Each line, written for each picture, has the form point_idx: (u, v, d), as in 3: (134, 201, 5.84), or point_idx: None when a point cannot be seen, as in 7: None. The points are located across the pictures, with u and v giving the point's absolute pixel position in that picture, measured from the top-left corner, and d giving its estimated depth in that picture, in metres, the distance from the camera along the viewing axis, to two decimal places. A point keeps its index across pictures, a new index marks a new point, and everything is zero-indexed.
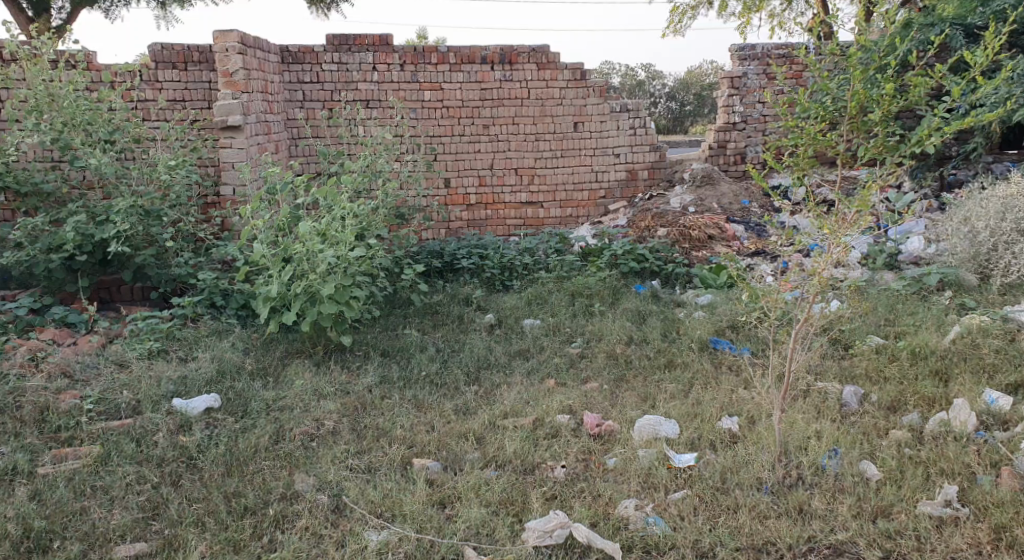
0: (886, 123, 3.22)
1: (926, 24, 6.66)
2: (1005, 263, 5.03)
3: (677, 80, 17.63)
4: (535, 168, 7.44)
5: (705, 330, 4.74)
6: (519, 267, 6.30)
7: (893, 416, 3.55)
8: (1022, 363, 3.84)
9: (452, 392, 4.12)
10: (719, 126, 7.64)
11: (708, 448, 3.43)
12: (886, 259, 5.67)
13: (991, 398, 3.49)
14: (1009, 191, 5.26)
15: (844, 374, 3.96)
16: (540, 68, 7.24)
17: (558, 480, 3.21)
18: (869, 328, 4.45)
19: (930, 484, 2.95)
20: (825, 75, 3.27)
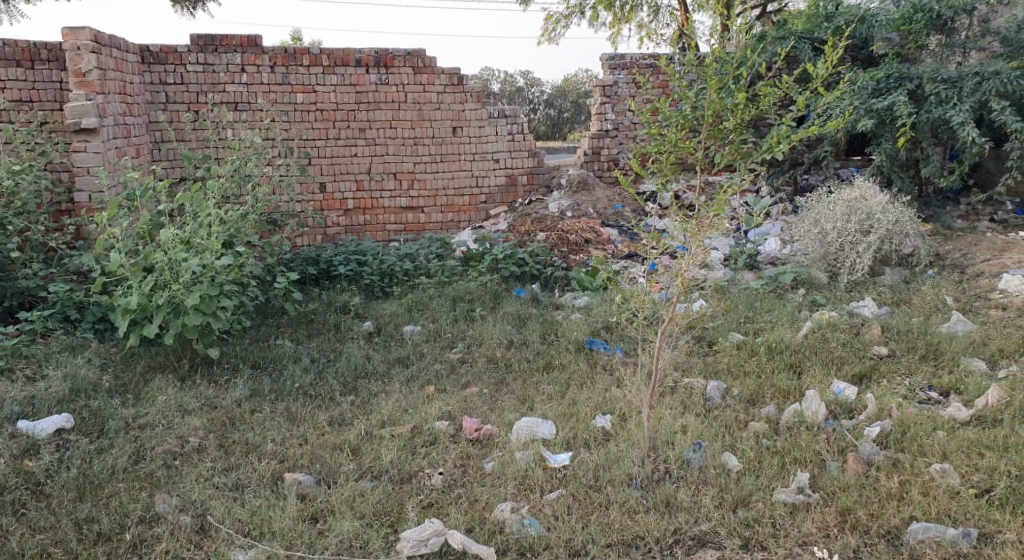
0: (739, 131, 3.40)
1: (777, 38, 7.10)
2: (851, 262, 5.43)
3: (555, 87, 17.82)
4: (414, 172, 7.39)
5: (581, 331, 4.85)
6: (399, 273, 6.25)
7: (753, 408, 3.75)
8: (865, 355, 4.15)
9: (327, 403, 4.03)
10: (593, 133, 7.84)
11: (582, 447, 3.50)
12: (747, 260, 5.99)
13: (838, 389, 3.75)
14: (853, 195, 5.67)
15: (709, 370, 4.15)
16: (416, 72, 7.21)
17: (434, 486, 3.20)
18: (731, 325, 4.69)
19: (785, 473, 3.13)
20: (683, 85, 3.42)
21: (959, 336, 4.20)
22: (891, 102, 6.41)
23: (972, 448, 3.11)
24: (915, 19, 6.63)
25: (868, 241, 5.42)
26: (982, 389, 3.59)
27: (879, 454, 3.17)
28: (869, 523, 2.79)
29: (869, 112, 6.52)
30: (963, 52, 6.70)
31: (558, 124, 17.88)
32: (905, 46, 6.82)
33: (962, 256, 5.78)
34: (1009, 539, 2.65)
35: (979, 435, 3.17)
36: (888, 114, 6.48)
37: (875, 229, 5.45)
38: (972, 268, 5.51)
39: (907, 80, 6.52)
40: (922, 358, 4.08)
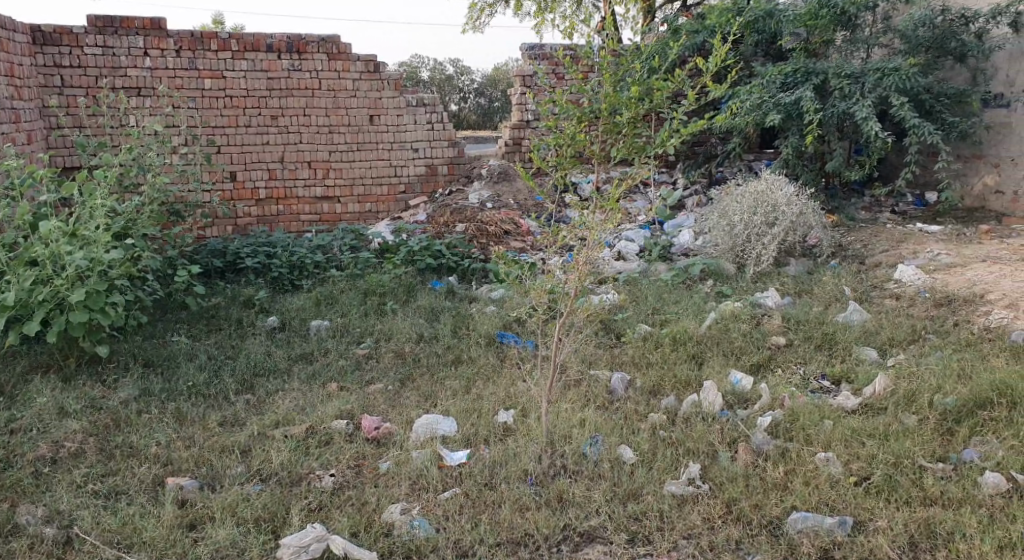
0: (634, 126, 3.42)
1: (692, 31, 7.21)
2: (757, 254, 5.52)
3: (485, 77, 17.71)
4: (330, 162, 7.20)
5: (492, 325, 4.79)
6: (310, 265, 6.05)
7: (654, 400, 3.76)
8: (764, 345, 4.22)
9: (221, 403, 3.87)
10: (514, 123, 7.79)
11: (481, 443, 3.45)
12: (661, 252, 6.01)
13: (736, 379, 3.80)
14: (759, 187, 5.77)
15: (613, 362, 4.15)
16: (330, 59, 7.01)
17: (324, 489, 3.11)
18: (639, 317, 4.71)
19: (677, 464, 3.15)
20: (581, 79, 3.43)
21: (854, 326, 4.31)
22: (798, 97, 6.54)
23: (854, 437, 3.19)
24: (821, 15, 6.70)
25: (773, 233, 5.53)
26: (870, 378, 3.68)
27: (769, 444, 3.22)
28: (752, 514, 2.83)
29: (777, 105, 6.64)
30: (866, 48, 6.86)
31: (489, 114, 17.68)
32: (811, 41, 6.98)
33: (862, 247, 5.94)
34: (881, 526, 2.72)
35: (861, 424, 3.25)
36: (794, 108, 6.61)
37: (780, 222, 5.56)
38: (870, 259, 5.67)
39: (813, 75, 6.67)
40: (817, 348, 4.16)
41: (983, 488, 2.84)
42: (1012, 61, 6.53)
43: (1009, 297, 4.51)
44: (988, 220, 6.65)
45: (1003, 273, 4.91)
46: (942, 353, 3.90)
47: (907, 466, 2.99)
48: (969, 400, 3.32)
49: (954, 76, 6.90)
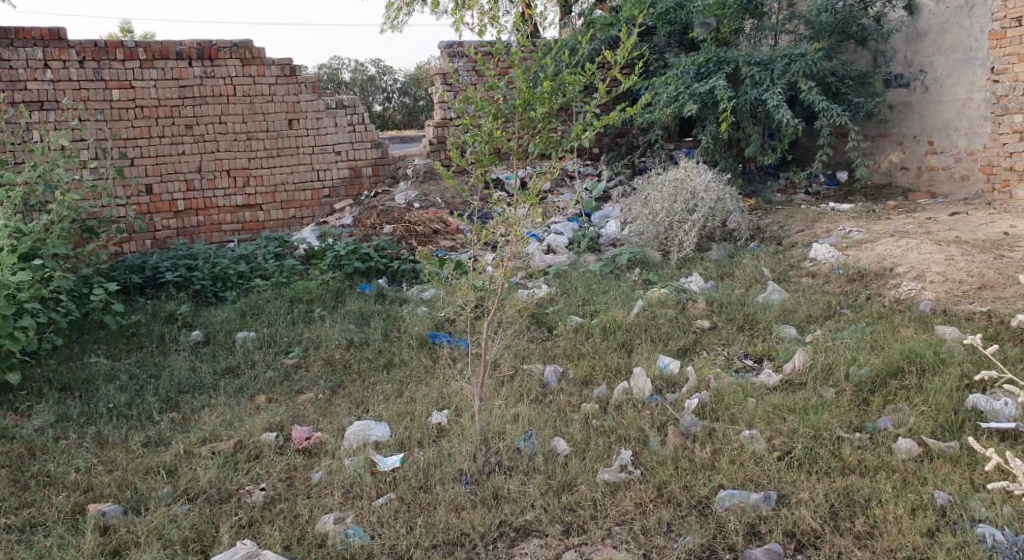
0: (548, 119, 3.44)
1: (606, 24, 7.35)
2: (679, 241, 5.62)
3: (408, 75, 17.55)
4: (250, 169, 7.03)
5: (423, 325, 4.75)
6: (233, 275, 5.91)
7: (586, 390, 3.79)
8: (690, 328, 4.30)
9: (144, 423, 3.76)
10: (437, 121, 7.76)
11: (415, 446, 3.43)
12: (589, 243, 6.07)
13: (664, 363, 3.86)
14: (679, 176, 5.89)
15: (546, 355, 4.17)
16: (244, 64, 6.85)
17: (254, 504, 3.06)
18: (570, 308, 4.74)
19: (609, 452, 3.20)
20: (494, 75, 3.43)
21: (774, 306, 4.43)
22: (712, 86, 6.69)
23: (776, 414, 3.29)
24: (729, 4, 6.87)
25: (693, 219, 5.64)
26: (789, 354, 3.80)
27: (697, 425, 3.29)
28: (682, 495, 2.89)
29: (692, 96, 6.76)
30: (773, 35, 7.16)
31: (415, 113, 17.49)
32: (721, 30, 7.15)
33: (779, 228, 6.12)
34: (803, 497, 2.81)
35: (782, 400, 3.36)
36: (709, 97, 6.76)
37: (699, 208, 5.68)
38: (787, 239, 5.84)
39: (725, 64, 6.84)
40: (740, 329, 4.27)
41: (897, 454, 2.97)
42: (909, 42, 6.77)
43: (916, 268, 4.71)
44: (896, 196, 6.93)
45: (909, 246, 5.13)
46: (856, 327, 4.05)
47: (826, 438, 3.10)
48: (882, 370, 3.48)
49: (857, 59, 7.15)
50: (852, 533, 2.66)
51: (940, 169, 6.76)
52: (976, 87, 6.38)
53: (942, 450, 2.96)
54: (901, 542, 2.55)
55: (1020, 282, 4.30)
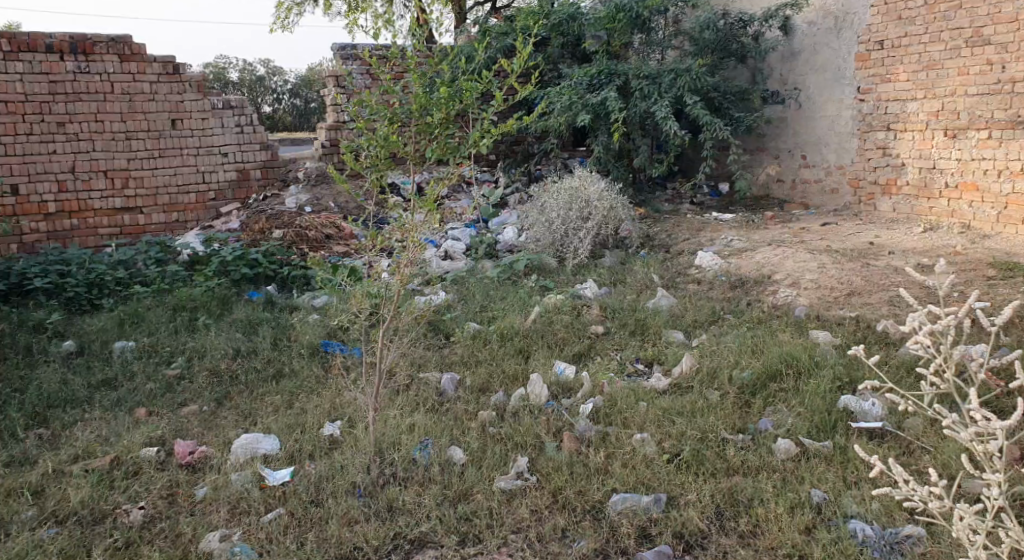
0: (446, 125, 3.42)
1: (501, 33, 7.40)
2: (575, 248, 5.71)
3: (299, 77, 17.15)
4: (129, 170, 6.68)
5: (315, 333, 4.62)
6: (110, 282, 5.60)
7: (482, 397, 3.79)
8: (584, 334, 4.37)
9: (8, 441, 3.50)
10: (330, 124, 7.59)
11: (306, 458, 3.34)
12: (486, 249, 6.08)
13: (560, 369, 3.91)
14: (574, 184, 6.00)
15: (442, 363, 4.15)
16: (122, 60, 6.52)
17: (132, 524, 2.91)
18: (467, 315, 4.73)
19: (505, 460, 3.21)
20: (390, 79, 3.39)
21: (664, 311, 4.57)
22: (604, 98, 6.85)
23: (665, 417, 3.39)
24: (619, 19, 7.10)
25: (587, 227, 5.76)
26: (678, 358, 3.93)
27: (591, 430, 3.35)
28: (576, 501, 2.93)
29: (585, 106, 6.90)
30: (661, 50, 7.37)
31: (306, 115, 17.09)
32: (611, 44, 7.34)
33: (667, 237, 6.32)
34: (691, 499, 2.90)
35: (671, 404, 3.46)
36: (601, 108, 6.91)
37: (593, 216, 5.81)
38: (675, 247, 6.04)
39: (616, 76, 7.02)
40: (632, 334, 4.37)
41: (777, 454, 3.11)
42: (785, 61, 7.11)
43: (792, 276, 4.97)
44: (774, 206, 7.29)
45: (787, 254, 5.40)
46: (739, 332, 4.23)
47: (713, 440, 3.22)
48: (762, 373, 3.64)
49: (737, 75, 7.53)
50: (736, 533, 2.76)
51: (812, 182, 7.12)
52: (843, 104, 6.71)
53: (817, 449, 3.12)
54: (781, 540, 2.67)
55: (884, 289, 4.60)
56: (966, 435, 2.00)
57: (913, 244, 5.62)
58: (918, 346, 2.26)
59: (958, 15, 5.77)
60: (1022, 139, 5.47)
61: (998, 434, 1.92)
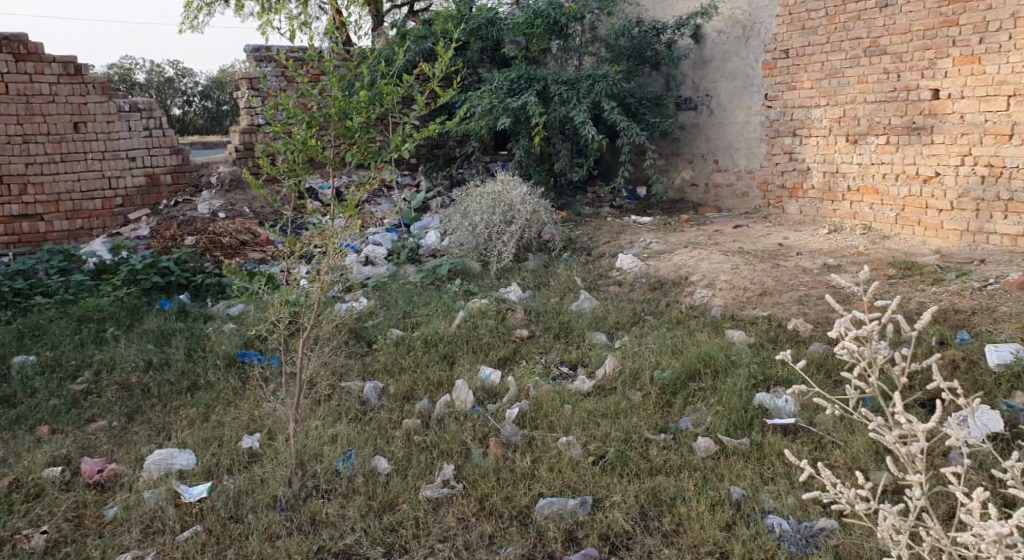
0: (366, 130, 3.38)
1: (420, 37, 7.35)
2: (498, 251, 5.72)
3: (210, 78, 16.67)
4: (27, 175, 6.35)
5: (232, 343, 4.47)
6: (7, 293, 5.30)
7: (407, 405, 3.75)
8: (509, 338, 4.38)
9: None
10: (244, 127, 7.38)
11: (225, 473, 3.24)
12: (408, 254, 6.01)
13: (485, 374, 3.91)
14: (496, 189, 6.01)
15: (365, 371, 4.09)
16: (17, 59, 6.19)
17: (35, 550, 2.76)
18: (390, 322, 4.67)
19: (431, 467, 3.19)
20: (307, 83, 3.32)
21: (586, 314, 4.63)
22: (524, 102, 6.89)
23: (590, 419, 3.43)
24: (536, 25, 7.16)
25: (510, 231, 5.78)
26: (601, 360, 3.98)
27: (517, 435, 3.36)
28: (503, 507, 2.93)
29: (505, 110, 6.92)
30: (578, 56, 7.50)
31: (218, 118, 16.62)
32: (530, 49, 7.39)
33: (588, 240, 6.40)
34: (616, 500, 2.94)
35: (596, 406, 3.50)
36: (522, 112, 6.95)
37: (516, 219, 5.84)
38: (596, 250, 6.12)
39: (535, 81, 7.08)
40: (556, 337, 4.40)
41: (698, 452, 3.19)
42: (697, 68, 7.34)
43: (708, 277, 5.10)
44: (689, 209, 7.48)
45: (702, 256, 5.54)
46: (658, 333, 4.31)
47: (636, 440, 3.28)
48: (683, 372, 3.73)
49: (652, 82, 7.71)
50: (660, 532, 2.81)
51: (724, 185, 7.33)
52: (752, 111, 6.93)
53: (736, 446, 3.21)
54: (703, 537, 2.74)
55: (794, 288, 4.78)
56: (890, 439, 2.04)
57: (819, 246, 5.85)
58: (843, 350, 2.29)
59: (857, 26, 6.01)
60: (916, 144, 5.73)
61: (922, 438, 1.96)
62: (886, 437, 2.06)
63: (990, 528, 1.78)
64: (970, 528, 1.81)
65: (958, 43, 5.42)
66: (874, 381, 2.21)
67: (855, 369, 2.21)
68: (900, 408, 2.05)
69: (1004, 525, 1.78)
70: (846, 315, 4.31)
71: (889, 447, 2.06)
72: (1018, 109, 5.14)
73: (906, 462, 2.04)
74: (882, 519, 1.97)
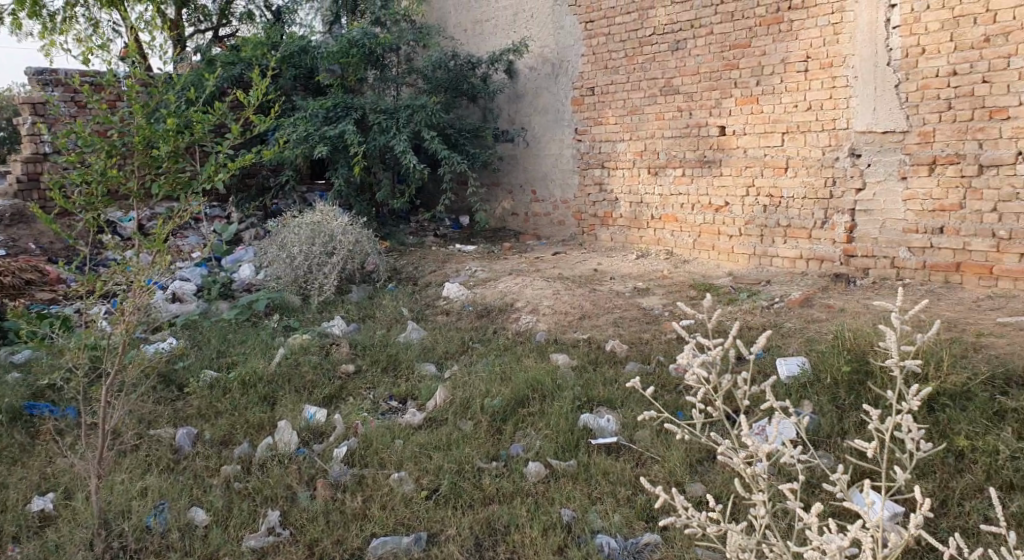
0: (175, 159, 3.19)
1: (228, 63, 7.04)
2: (319, 284, 5.55)
3: None
4: None
5: (17, 394, 4.00)
6: None
7: (225, 450, 3.53)
8: (334, 374, 4.24)
9: None
10: (27, 156, 6.70)
11: (12, 542, 2.90)
12: (221, 289, 5.69)
13: (310, 413, 3.76)
14: (315, 219, 5.84)
15: (176, 417, 3.81)
16: None
17: None
18: (203, 362, 4.38)
19: (255, 515, 3.02)
20: (105, 109, 3.09)
21: (413, 345, 4.60)
22: (341, 131, 6.78)
23: (421, 453, 3.39)
24: (353, 54, 7.04)
25: (331, 262, 5.63)
26: (431, 392, 3.96)
27: (346, 473, 3.27)
28: (333, 550, 2.83)
29: (322, 138, 6.79)
30: (395, 86, 7.51)
31: None
32: (346, 78, 7.30)
33: (413, 270, 6.38)
34: (450, 534, 2.92)
35: (427, 438, 3.48)
36: (339, 141, 6.84)
37: (337, 251, 5.70)
38: (421, 280, 6.12)
39: (352, 110, 6.99)
40: (383, 370, 4.32)
41: (529, 478, 3.25)
42: (511, 101, 7.59)
43: (531, 303, 5.24)
44: (509, 238, 7.68)
45: (525, 282, 5.69)
46: (486, 360, 4.35)
47: (468, 470, 3.28)
48: (511, 399, 3.79)
49: (468, 114, 7.85)
50: None
51: (543, 215, 7.58)
52: (565, 143, 7.24)
53: (564, 469, 3.30)
54: None
55: (610, 311, 5.02)
56: (738, 461, 2.16)
57: (629, 270, 6.21)
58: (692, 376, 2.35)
59: (653, 67, 6.46)
60: (708, 176, 6.24)
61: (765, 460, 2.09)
62: (734, 459, 2.18)
63: (829, 543, 1.94)
64: (812, 543, 1.95)
65: (738, 84, 5.96)
66: (722, 405, 2.33)
67: (703, 394, 2.32)
68: (747, 430, 2.19)
69: (842, 538, 1.96)
70: (659, 335, 4.57)
71: (737, 468, 2.19)
72: (791, 145, 5.72)
73: (751, 482, 2.18)
74: (729, 539, 2.09)
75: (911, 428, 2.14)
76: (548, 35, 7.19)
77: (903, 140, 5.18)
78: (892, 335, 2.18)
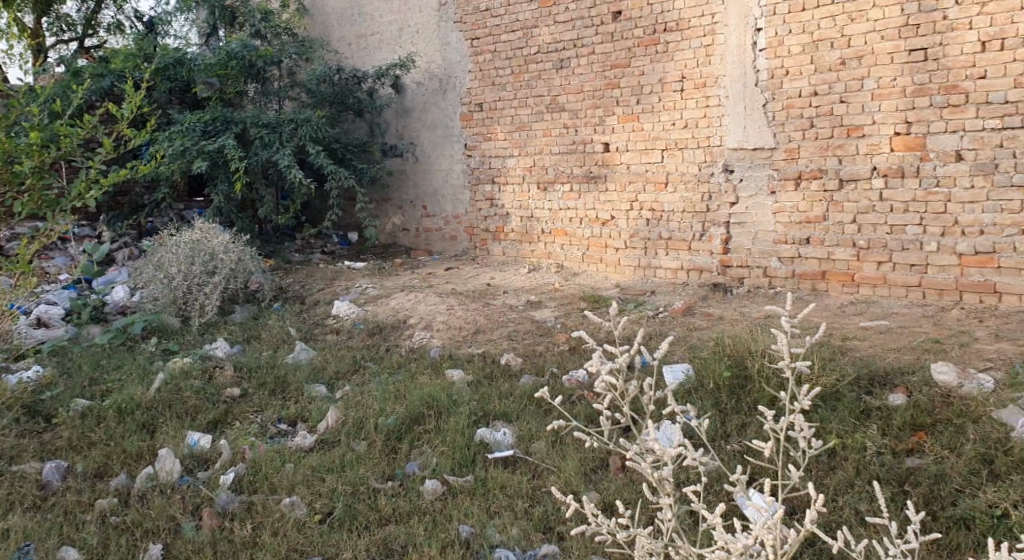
0: (40, 176, 2.99)
1: (96, 74, 6.68)
2: (200, 304, 5.32)
3: None
4: None
5: None
6: None
7: (100, 483, 3.32)
8: (218, 399, 4.07)
9: None
10: None
11: None
12: (92, 313, 5.36)
13: (193, 440, 3.59)
14: (195, 237, 5.60)
15: (44, 450, 3.55)
16: None
17: None
18: (74, 391, 4.11)
19: (134, 550, 2.86)
20: None
21: (303, 365, 4.47)
22: (220, 145, 6.54)
23: (313, 476, 3.30)
24: (231, 66, 6.83)
25: (213, 281, 5.40)
26: (322, 413, 3.86)
27: (234, 501, 3.14)
28: None
29: (200, 153, 6.53)
30: (277, 99, 7.32)
31: None
32: (224, 91, 7.05)
33: (300, 288, 6.22)
34: (345, 557, 2.86)
35: (319, 461, 3.39)
36: (219, 156, 6.60)
37: (219, 270, 5.47)
38: (309, 298, 5.97)
39: (232, 124, 6.77)
40: (271, 393, 4.18)
41: (425, 495, 3.22)
42: (399, 116, 7.56)
43: (424, 319, 5.21)
44: (399, 254, 7.61)
45: (417, 298, 5.65)
46: (379, 379, 4.29)
47: (363, 491, 3.22)
48: (406, 417, 3.74)
49: (355, 129, 7.74)
50: None
51: (433, 230, 7.56)
52: (454, 158, 7.26)
53: (461, 485, 3.29)
54: None
55: (503, 325, 5.05)
56: (647, 467, 2.19)
57: (521, 284, 6.27)
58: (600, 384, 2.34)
59: (539, 84, 6.59)
60: (594, 192, 6.40)
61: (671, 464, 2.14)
62: (642, 466, 2.20)
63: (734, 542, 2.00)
64: (717, 543, 2.01)
65: (620, 102, 6.16)
66: (629, 411, 2.35)
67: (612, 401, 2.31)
68: (654, 436, 2.22)
69: (746, 537, 2.02)
70: (552, 348, 4.64)
71: (645, 474, 2.21)
72: (670, 161, 5.95)
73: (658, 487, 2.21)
74: (638, 545, 2.12)
75: (803, 426, 2.25)
76: (434, 51, 7.21)
77: (771, 157, 5.48)
78: (784, 338, 2.29)
